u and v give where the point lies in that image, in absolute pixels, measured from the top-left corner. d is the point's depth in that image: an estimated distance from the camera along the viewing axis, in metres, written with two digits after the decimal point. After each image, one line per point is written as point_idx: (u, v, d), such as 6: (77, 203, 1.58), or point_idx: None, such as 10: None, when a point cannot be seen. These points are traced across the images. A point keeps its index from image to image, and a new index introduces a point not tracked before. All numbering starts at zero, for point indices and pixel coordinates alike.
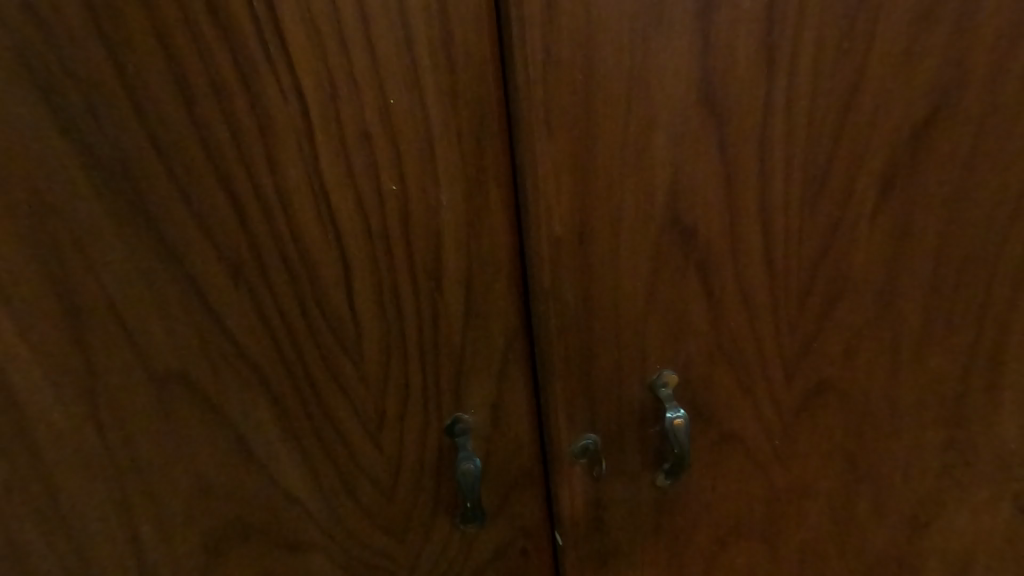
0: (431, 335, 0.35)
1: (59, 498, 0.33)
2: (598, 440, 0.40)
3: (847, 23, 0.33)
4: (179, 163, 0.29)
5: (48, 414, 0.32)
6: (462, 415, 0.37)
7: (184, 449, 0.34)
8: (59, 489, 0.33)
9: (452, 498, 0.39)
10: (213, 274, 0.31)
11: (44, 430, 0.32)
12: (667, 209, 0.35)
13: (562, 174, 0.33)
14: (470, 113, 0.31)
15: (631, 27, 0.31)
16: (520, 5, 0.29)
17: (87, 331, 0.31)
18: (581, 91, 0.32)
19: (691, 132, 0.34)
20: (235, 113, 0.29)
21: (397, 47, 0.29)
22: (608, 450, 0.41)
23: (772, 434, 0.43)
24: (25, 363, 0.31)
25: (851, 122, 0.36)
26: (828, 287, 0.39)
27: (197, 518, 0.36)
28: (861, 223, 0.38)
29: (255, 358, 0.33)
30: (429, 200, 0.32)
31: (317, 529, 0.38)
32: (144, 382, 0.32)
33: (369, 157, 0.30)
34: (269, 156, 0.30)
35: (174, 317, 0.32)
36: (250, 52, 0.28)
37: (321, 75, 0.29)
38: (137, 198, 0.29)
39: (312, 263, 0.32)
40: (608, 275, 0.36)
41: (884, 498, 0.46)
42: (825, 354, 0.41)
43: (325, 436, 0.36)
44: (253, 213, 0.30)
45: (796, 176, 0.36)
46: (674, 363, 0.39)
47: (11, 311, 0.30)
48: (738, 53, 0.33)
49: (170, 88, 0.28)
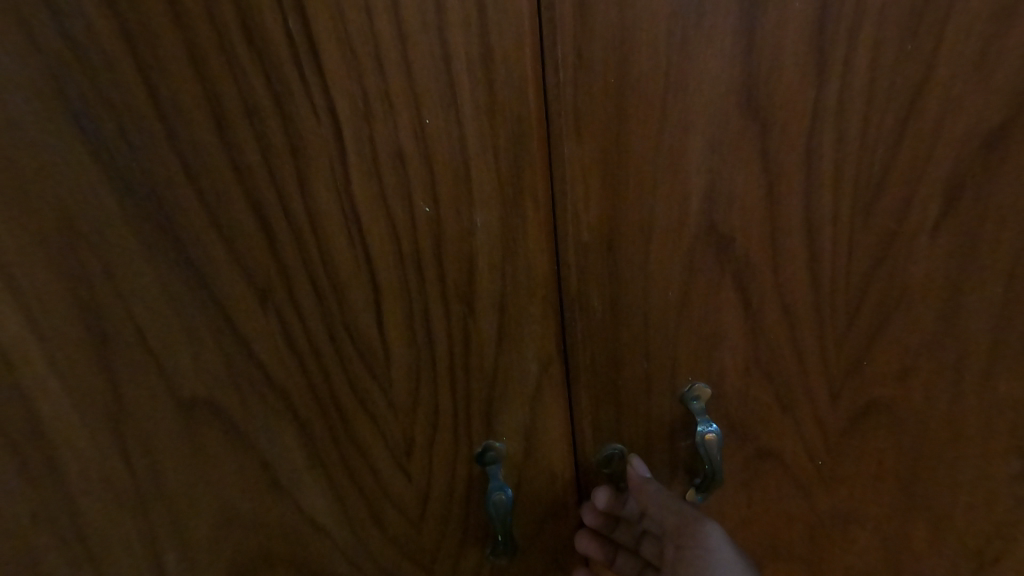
0: (462, 359, 0.34)
1: (87, 537, 0.31)
2: (625, 450, 0.40)
3: (913, 22, 0.30)
4: (209, 186, 0.27)
5: (75, 448, 0.29)
6: (494, 443, 0.37)
7: (209, 486, 0.33)
8: (87, 527, 0.31)
9: (483, 527, 0.39)
10: (242, 302, 0.30)
11: (75, 463, 0.30)
12: (703, 217, 0.33)
13: (591, 180, 0.31)
14: (507, 132, 0.29)
15: (670, 28, 0.29)
16: (552, 7, 0.27)
17: (114, 361, 0.28)
18: (615, 97, 0.29)
19: (732, 139, 0.32)
20: (264, 143, 0.27)
21: (434, 62, 0.27)
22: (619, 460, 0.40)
23: (815, 454, 0.41)
24: (40, 396, 0.28)
25: (911, 130, 0.33)
26: (881, 301, 0.37)
27: (223, 550, 0.34)
28: (920, 235, 0.35)
29: (283, 386, 0.32)
30: (464, 222, 0.30)
31: (340, 555, 0.38)
32: (172, 415, 0.30)
33: (401, 181, 0.29)
34: (301, 178, 0.28)
35: (203, 346, 0.30)
36: (282, 69, 0.25)
37: (355, 92, 0.26)
38: (166, 222, 0.27)
39: (342, 288, 0.31)
40: (639, 284, 0.34)
41: (941, 527, 0.44)
42: (877, 374, 0.39)
43: (352, 461, 0.35)
44: (285, 238, 0.29)
45: (848, 188, 0.34)
46: (707, 377, 0.38)
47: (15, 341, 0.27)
48: (787, 58, 0.30)
49: (200, 104, 0.25)
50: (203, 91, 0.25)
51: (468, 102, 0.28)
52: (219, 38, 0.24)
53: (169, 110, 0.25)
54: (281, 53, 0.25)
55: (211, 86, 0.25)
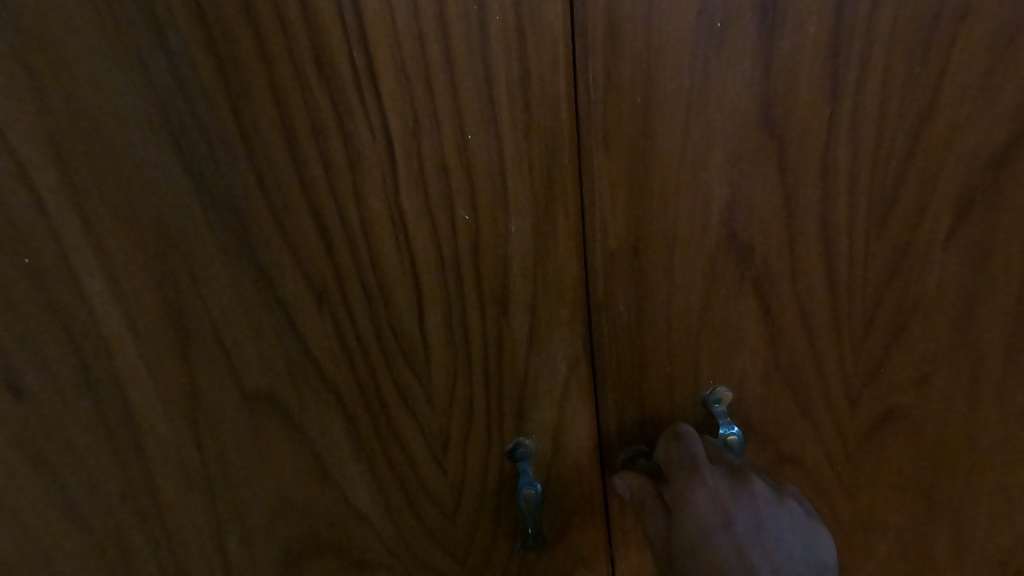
0: (496, 359, 0.37)
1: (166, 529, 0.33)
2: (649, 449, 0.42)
3: (921, 44, 0.32)
4: (278, 197, 0.30)
5: (165, 441, 0.31)
6: (524, 439, 0.39)
7: (268, 476, 0.35)
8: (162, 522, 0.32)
9: (513, 522, 0.42)
10: (301, 302, 0.33)
11: (161, 456, 0.31)
12: (723, 227, 0.36)
13: (617, 190, 0.34)
14: (543, 150, 0.32)
15: (691, 51, 0.31)
16: (584, 34, 0.30)
17: (194, 354, 0.31)
18: (640, 115, 0.32)
19: (750, 152, 0.34)
20: (326, 160, 0.30)
21: (477, 87, 0.30)
22: (610, 462, 0.42)
23: (834, 458, 0.43)
24: (141, 389, 0.30)
25: (923, 145, 0.35)
26: (897, 309, 0.39)
27: (277, 535, 0.37)
28: (934, 245, 0.37)
29: (333, 380, 0.35)
30: (500, 231, 0.33)
31: (381, 545, 0.40)
32: (237, 404, 0.33)
33: (445, 194, 0.32)
34: (357, 190, 0.31)
35: (267, 342, 0.33)
36: (344, 92, 0.28)
37: (407, 113, 0.30)
38: (242, 230, 0.30)
39: (389, 291, 0.34)
40: (662, 290, 0.37)
41: (961, 538, 0.45)
42: (893, 379, 0.40)
43: (392, 453, 0.38)
44: (342, 245, 0.32)
45: (862, 200, 0.36)
46: (727, 379, 0.40)
47: (101, 342, 0.28)
48: (802, 77, 0.32)
49: (276, 124, 0.28)
50: (278, 113, 0.28)
51: (508, 121, 0.31)
52: (293, 65, 0.27)
53: (250, 131, 0.28)
54: (345, 79, 0.28)
55: (284, 108, 0.28)
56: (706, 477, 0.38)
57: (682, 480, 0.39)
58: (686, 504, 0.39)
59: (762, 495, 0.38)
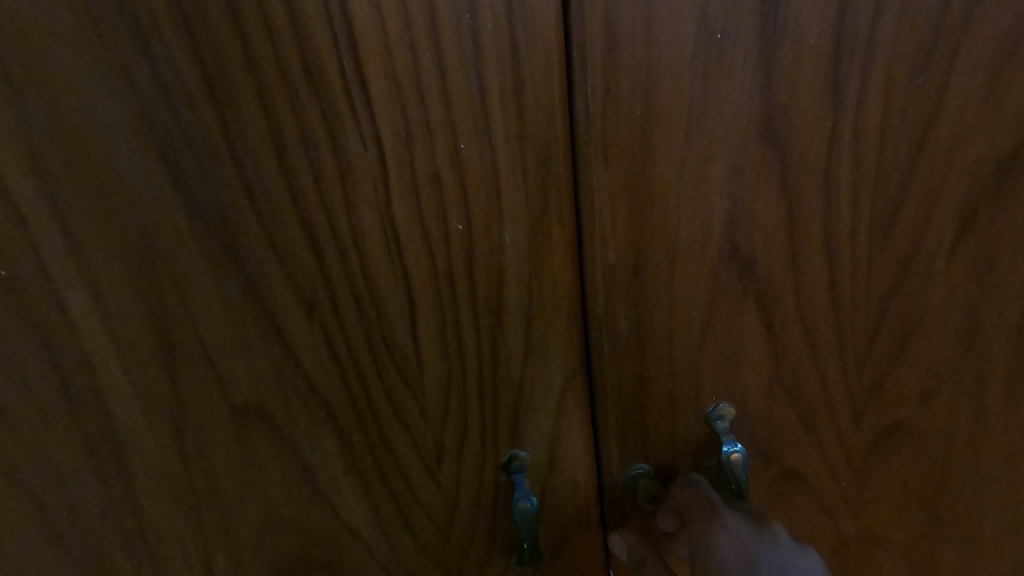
0: (490, 373, 0.36)
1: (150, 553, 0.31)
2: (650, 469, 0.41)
3: (924, 54, 0.32)
4: (267, 208, 0.29)
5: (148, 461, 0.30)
6: (519, 451, 0.39)
7: (258, 490, 0.35)
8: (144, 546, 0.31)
9: (508, 536, 0.41)
10: (291, 313, 0.32)
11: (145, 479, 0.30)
12: (725, 239, 0.35)
13: (616, 203, 0.33)
14: (537, 161, 0.31)
15: (691, 62, 0.30)
16: (582, 45, 0.29)
17: (181, 367, 0.30)
18: (640, 126, 0.31)
19: (751, 164, 0.33)
20: (316, 170, 0.29)
21: (470, 96, 0.29)
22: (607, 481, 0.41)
23: (837, 474, 0.42)
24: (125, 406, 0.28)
25: (927, 156, 0.34)
26: (901, 323, 0.38)
27: (265, 551, 0.36)
28: (938, 258, 0.36)
29: (324, 394, 0.35)
30: (495, 242, 0.33)
31: (373, 561, 0.40)
32: (223, 418, 0.32)
33: (438, 205, 0.31)
34: (348, 200, 0.30)
35: (256, 354, 0.32)
36: (334, 102, 0.28)
37: (399, 123, 0.29)
38: (229, 239, 0.30)
39: (380, 300, 0.33)
40: (664, 305, 0.36)
41: (969, 555, 0.44)
42: (897, 394, 0.40)
43: (385, 467, 0.37)
44: (332, 256, 0.31)
45: (865, 211, 0.35)
46: (728, 395, 0.39)
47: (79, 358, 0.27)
48: (801, 87, 0.32)
49: (264, 134, 0.28)
50: (267, 124, 0.28)
51: (501, 132, 0.30)
52: (282, 75, 0.27)
53: (237, 141, 0.28)
54: (335, 89, 0.28)
55: (273, 118, 0.28)
56: (732, 525, 0.38)
57: (703, 525, 0.38)
58: (708, 548, 0.38)
59: (784, 542, 0.38)
